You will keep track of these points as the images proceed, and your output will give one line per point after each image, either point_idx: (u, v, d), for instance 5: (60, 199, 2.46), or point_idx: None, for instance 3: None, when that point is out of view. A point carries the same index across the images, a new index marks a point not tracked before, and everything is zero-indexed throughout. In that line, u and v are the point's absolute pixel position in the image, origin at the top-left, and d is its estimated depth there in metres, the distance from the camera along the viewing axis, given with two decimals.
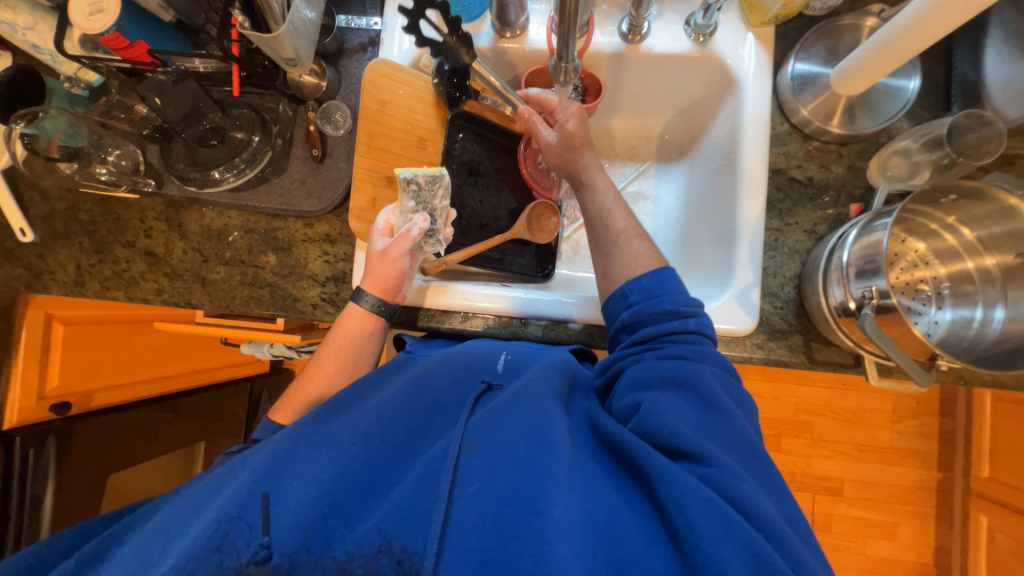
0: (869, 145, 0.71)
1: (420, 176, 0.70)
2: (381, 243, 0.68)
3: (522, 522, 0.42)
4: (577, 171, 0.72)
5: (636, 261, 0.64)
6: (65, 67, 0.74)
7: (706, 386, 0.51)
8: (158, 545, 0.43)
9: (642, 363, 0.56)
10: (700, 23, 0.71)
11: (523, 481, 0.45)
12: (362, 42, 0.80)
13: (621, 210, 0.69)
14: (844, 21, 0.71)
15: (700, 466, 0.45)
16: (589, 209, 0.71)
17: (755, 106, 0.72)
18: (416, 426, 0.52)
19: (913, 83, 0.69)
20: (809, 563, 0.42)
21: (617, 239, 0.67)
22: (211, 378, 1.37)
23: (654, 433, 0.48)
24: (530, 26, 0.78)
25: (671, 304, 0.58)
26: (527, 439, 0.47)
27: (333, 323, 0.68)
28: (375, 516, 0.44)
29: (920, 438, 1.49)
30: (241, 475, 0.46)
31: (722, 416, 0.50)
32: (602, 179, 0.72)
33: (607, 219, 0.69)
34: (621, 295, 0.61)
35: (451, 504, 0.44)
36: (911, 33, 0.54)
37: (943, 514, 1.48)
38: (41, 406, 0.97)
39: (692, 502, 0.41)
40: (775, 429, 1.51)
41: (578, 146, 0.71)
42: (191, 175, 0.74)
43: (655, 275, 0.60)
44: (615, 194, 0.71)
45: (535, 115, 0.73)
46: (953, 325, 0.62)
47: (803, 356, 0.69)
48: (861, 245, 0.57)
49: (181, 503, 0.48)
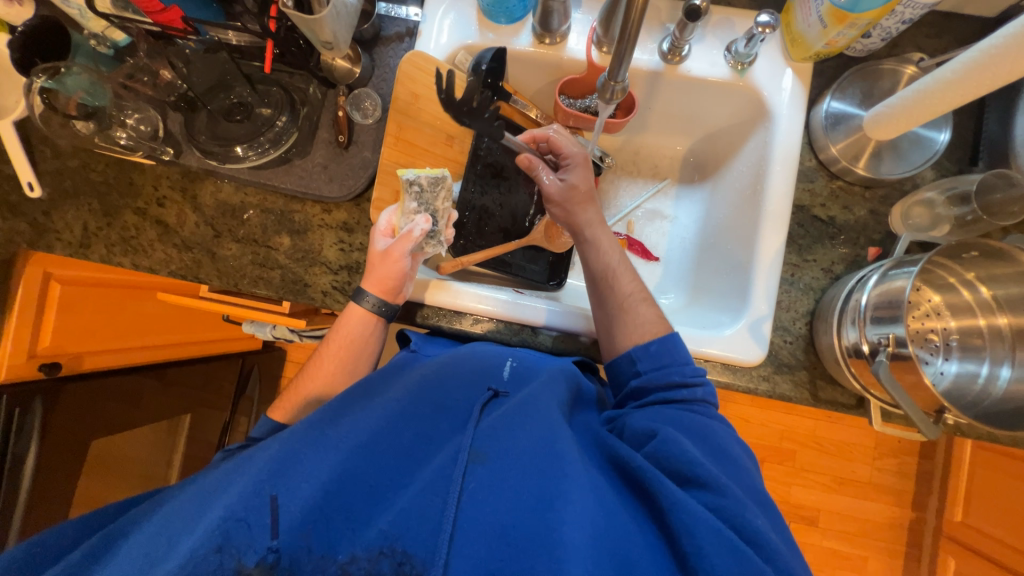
0: (893, 191, 0.72)
1: (422, 177, 0.69)
2: (383, 244, 0.67)
3: (534, 538, 0.41)
4: (580, 226, 0.70)
5: (641, 329, 0.62)
6: (92, 24, 0.73)
7: (715, 435, 0.53)
8: (166, 539, 0.42)
9: (651, 410, 0.56)
10: (742, 52, 0.71)
11: (533, 496, 0.44)
12: (399, 31, 0.79)
13: (627, 273, 0.67)
14: (884, 65, 0.72)
15: (709, 494, 0.46)
16: (594, 269, 0.68)
17: (788, 138, 0.72)
18: (423, 429, 0.51)
19: (944, 136, 0.70)
20: (793, 564, 0.44)
21: (623, 302, 0.64)
22: (205, 351, 1.35)
23: (667, 460, 0.49)
24: (570, 35, 0.77)
25: (679, 376, 0.58)
26: (537, 451, 0.47)
27: (334, 321, 0.67)
28: (381, 522, 0.43)
29: (898, 476, 1.52)
30: (249, 473, 0.46)
31: (729, 462, 0.51)
32: (606, 237, 0.69)
33: (613, 281, 0.66)
34: (629, 360, 0.61)
35: (460, 516, 0.43)
36: (953, 88, 0.55)
37: (912, 552, 1.51)
38: (30, 364, 0.95)
39: (704, 531, 0.42)
40: (759, 454, 1.53)
41: (584, 198, 0.70)
42: (213, 149, 0.72)
43: (663, 343, 0.60)
44: (621, 254, 0.69)
45: (537, 160, 0.71)
46: (959, 378, 0.63)
47: (807, 393, 0.69)
48: (880, 290, 0.58)
49: (187, 498, 0.47)
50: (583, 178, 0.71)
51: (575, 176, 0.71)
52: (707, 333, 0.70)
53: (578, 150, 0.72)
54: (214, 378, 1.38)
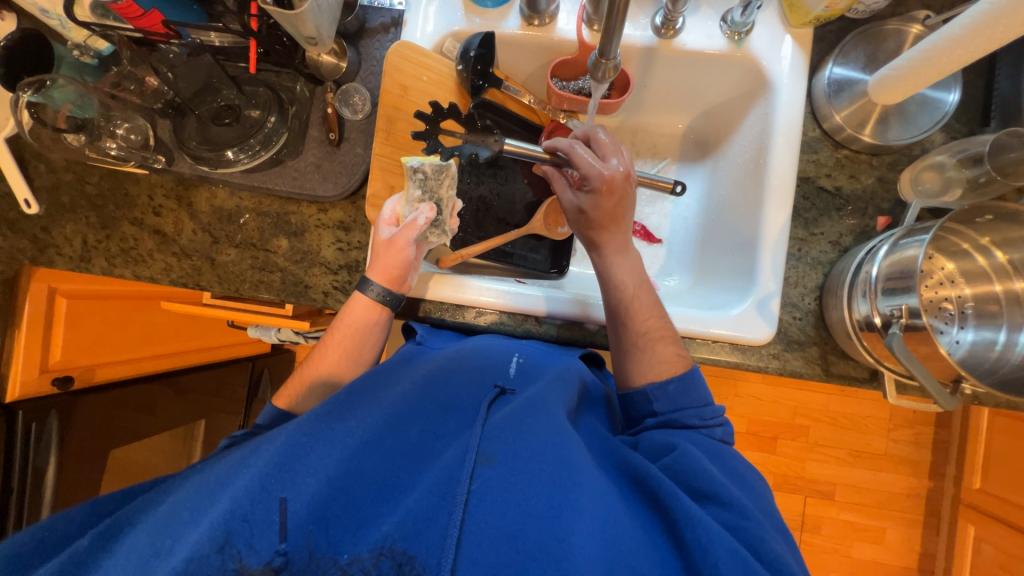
0: (901, 157, 0.70)
1: (427, 165, 0.69)
2: (386, 233, 0.66)
3: (542, 545, 0.41)
4: (593, 252, 0.67)
5: (654, 370, 0.60)
6: (74, 33, 0.71)
7: (729, 458, 0.54)
8: (173, 530, 0.42)
9: (664, 429, 0.56)
10: (739, 20, 0.69)
11: (543, 501, 0.44)
12: (384, 22, 0.77)
13: (643, 308, 0.63)
14: (888, 26, 0.69)
15: (724, 511, 0.46)
16: (607, 299, 0.65)
17: (789, 110, 0.70)
18: (429, 427, 0.51)
19: (953, 96, 0.67)
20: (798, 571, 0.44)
21: (637, 340, 0.62)
22: (215, 357, 1.37)
23: (680, 474, 0.49)
24: (559, 15, 0.75)
25: (697, 418, 0.57)
26: (545, 454, 0.47)
27: (337, 311, 0.67)
28: (388, 523, 0.42)
29: (914, 446, 1.50)
30: (254, 466, 0.44)
31: (742, 484, 0.52)
32: (623, 267, 0.64)
33: (627, 316, 0.63)
34: (645, 398, 0.59)
35: (466, 518, 0.43)
36: (962, 45, 0.52)
37: (931, 521, 1.50)
38: (43, 379, 0.96)
39: (718, 549, 0.41)
40: (772, 431, 1.52)
41: (600, 223, 0.65)
42: (204, 154, 0.71)
43: (681, 382, 0.58)
44: (640, 287, 0.64)
45: (556, 177, 0.70)
46: (975, 346, 0.62)
47: (818, 369, 0.68)
48: (891, 261, 0.56)
49: (191, 489, 0.46)
50: (600, 201, 0.64)
51: (589, 200, 0.64)
52: (714, 313, 0.69)
53: (598, 171, 0.62)
54: (226, 382, 1.39)
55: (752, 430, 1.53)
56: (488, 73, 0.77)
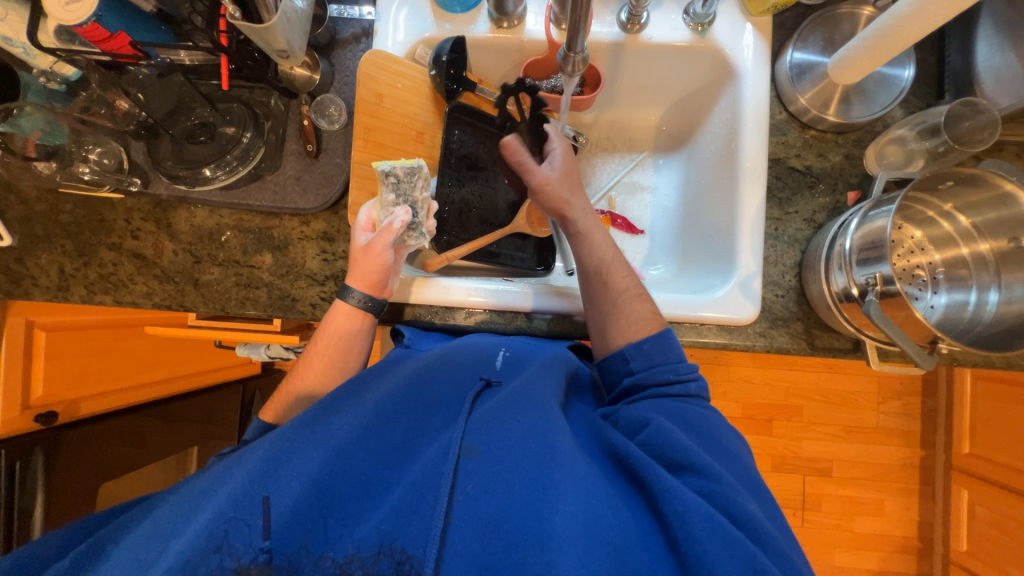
0: (865, 133, 0.73)
1: (398, 168, 0.68)
2: (362, 238, 0.66)
3: (525, 529, 0.41)
4: (570, 215, 0.71)
5: (637, 324, 0.63)
6: (40, 61, 0.70)
7: (708, 427, 0.54)
8: (156, 543, 0.41)
9: (645, 404, 0.58)
10: (700, 12, 0.71)
11: (526, 486, 0.44)
12: (355, 32, 0.78)
13: (620, 267, 0.68)
14: (841, 10, 0.72)
15: (700, 479, 0.47)
16: (587, 263, 0.68)
17: (751, 96, 0.73)
18: (414, 423, 0.51)
19: (908, 72, 0.70)
20: (782, 539, 0.45)
21: (618, 299, 0.65)
22: (201, 382, 1.35)
23: (659, 448, 0.50)
24: (528, 16, 0.77)
25: (672, 373, 0.60)
26: (528, 441, 0.47)
27: (321, 320, 0.66)
28: (375, 518, 0.42)
29: (904, 417, 1.54)
30: (237, 475, 0.44)
31: (723, 453, 0.52)
32: (600, 233, 0.70)
33: (607, 277, 0.66)
34: (622, 359, 0.62)
35: (452, 508, 0.43)
36: (909, 23, 0.54)
37: (926, 490, 1.54)
38: (24, 416, 0.94)
39: (695, 517, 0.42)
40: (766, 413, 1.55)
41: (573, 184, 0.72)
42: (179, 172, 0.70)
43: (656, 340, 0.61)
44: (615, 251, 0.69)
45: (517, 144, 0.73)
46: (949, 308, 0.64)
47: (804, 343, 0.70)
48: (863, 233, 0.58)
49: (176, 501, 0.45)
50: (569, 164, 0.74)
51: (563, 162, 0.73)
52: (700, 297, 0.71)
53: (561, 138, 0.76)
54: (216, 406, 1.37)
55: (748, 414, 1.55)
56: (462, 77, 0.77)
